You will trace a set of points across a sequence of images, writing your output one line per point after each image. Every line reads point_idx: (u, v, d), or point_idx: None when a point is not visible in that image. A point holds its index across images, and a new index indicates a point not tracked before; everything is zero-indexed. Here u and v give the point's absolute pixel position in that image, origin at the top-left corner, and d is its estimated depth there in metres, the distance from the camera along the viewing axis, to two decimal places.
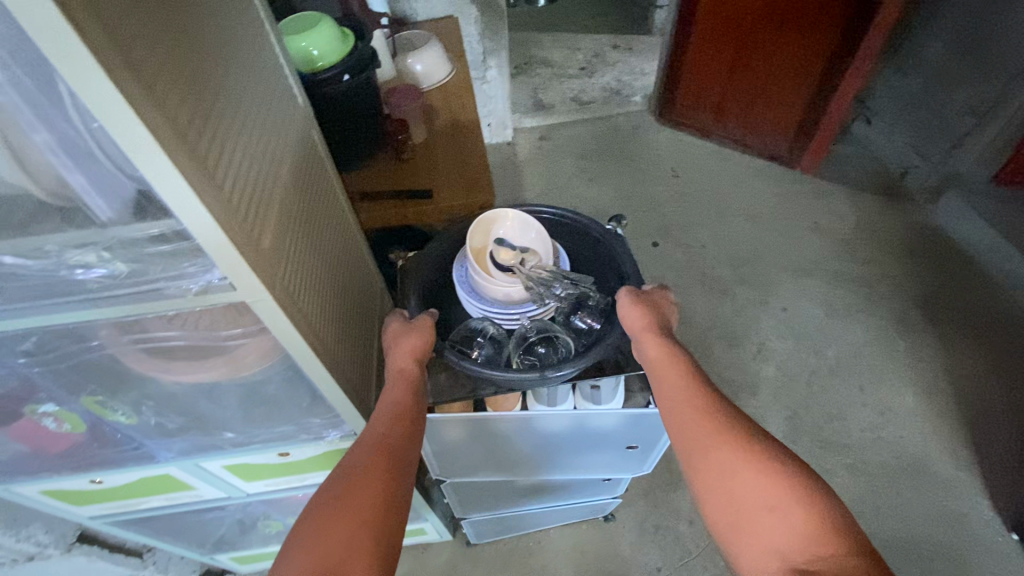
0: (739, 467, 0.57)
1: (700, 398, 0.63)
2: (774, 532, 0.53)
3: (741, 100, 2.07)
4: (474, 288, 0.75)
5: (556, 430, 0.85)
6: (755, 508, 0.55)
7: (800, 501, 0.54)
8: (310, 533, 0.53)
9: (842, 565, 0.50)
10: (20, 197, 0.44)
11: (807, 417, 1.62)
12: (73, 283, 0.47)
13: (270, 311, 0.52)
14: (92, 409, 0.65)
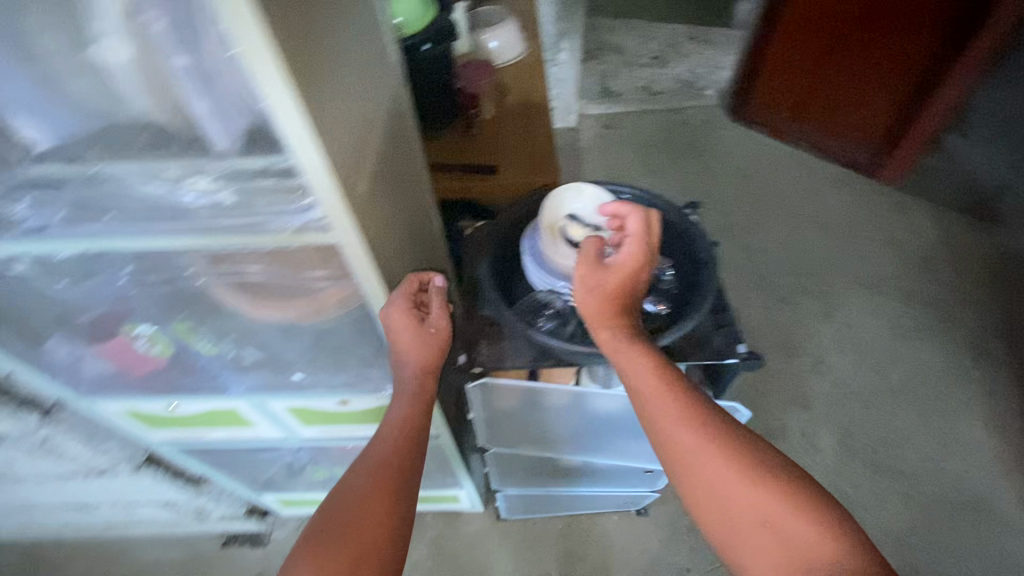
0: (732, 488, 0.58)
1: (681, 412, 0.62)
2: (771, 548, 0.56)
3: (822, 102, 1.97)
4: (543, 260, 0.75)
5: (609, 408, 0.84)
6: (752, 526, 0.57)
7: (783, 495, 0.57)
8: (327, 540, 0.61)
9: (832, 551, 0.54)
10: (147, 121, 0.46)
11: (862, 437, 1.54)
12: (188, 209, 0.50)
13: (359, 256, 0.54)
14: (181, 334, 0.70)
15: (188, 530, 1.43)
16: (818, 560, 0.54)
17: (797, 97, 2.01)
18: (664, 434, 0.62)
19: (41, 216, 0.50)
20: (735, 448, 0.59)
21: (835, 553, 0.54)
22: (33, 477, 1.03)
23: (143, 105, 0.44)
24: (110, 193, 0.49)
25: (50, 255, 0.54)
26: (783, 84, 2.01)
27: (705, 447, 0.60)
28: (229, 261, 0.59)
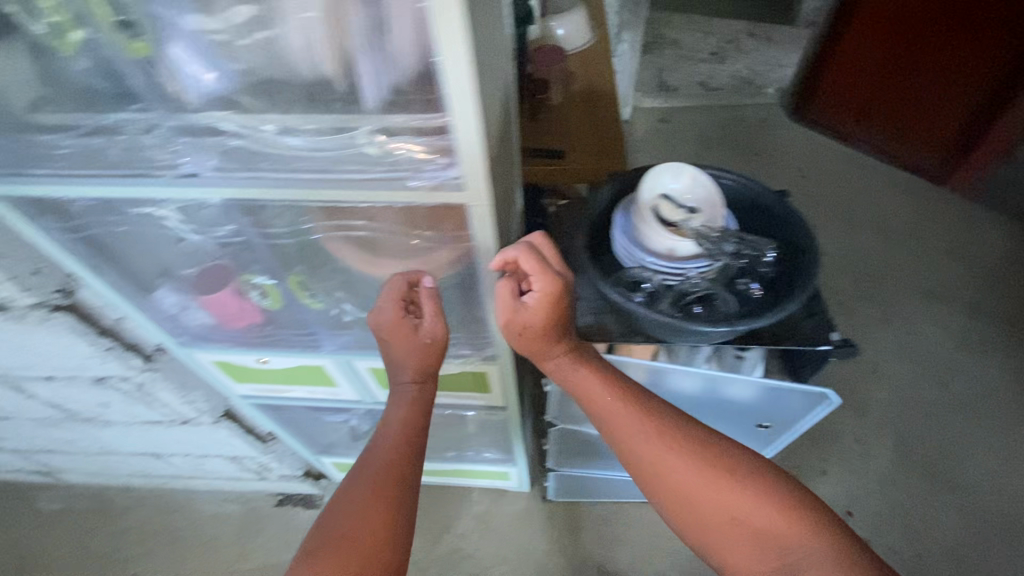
0: (699, 492, 0.66)
1: (641, 428, 0.69)
2: (739, 537, 0.65)
3: (890, 105, 1.90)
4: (637, 239, 0.74)
5: (688, 390, 0.84)
6: (720, 521, 0.65)
7: (737, 488, 0.65)
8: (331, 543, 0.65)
9: (780, 529, 0.63)
10: (307, 81, 0.49)
11: (920, 448, 1.50)
12: (332, 164, 0.52)
13: (482, 219, 0.55)
14: (292, 289, 0.76)
15: (247, 486, 1.50)
16: (781, 542, 0.63)
17: (863, 98, 1.95)
18: (629, 450, 0.70)
19: (197, 165, 0.53)
20: (695, 453, 0.67)
21: (795, 534, 0.63)
22: (122, 422, 1.09)
23: (307, 63, 0.46)
24: (266, 145, 0.52)
25: (197, 202, 0.58)
26: (850, 85, 1.95)
27: (668, 456, 0.68)
28: (356, 215, 0.62)
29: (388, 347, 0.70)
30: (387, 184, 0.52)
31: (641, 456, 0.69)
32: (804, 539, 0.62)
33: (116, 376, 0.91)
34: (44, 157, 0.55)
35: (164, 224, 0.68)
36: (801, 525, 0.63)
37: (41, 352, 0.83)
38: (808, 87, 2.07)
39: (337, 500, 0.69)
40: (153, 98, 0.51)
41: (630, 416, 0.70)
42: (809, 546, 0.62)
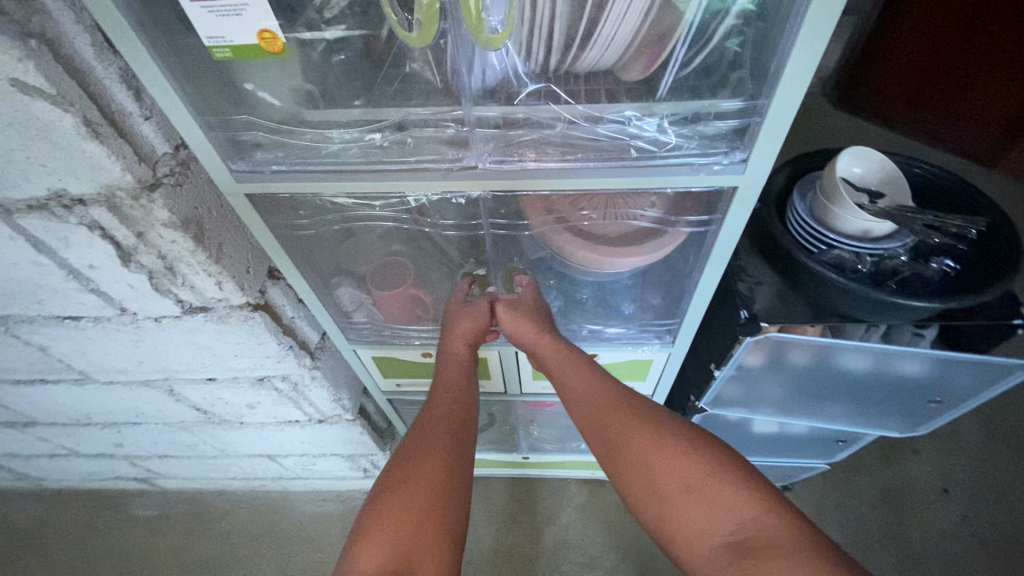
0: (658, 466, 0.61)
1: (606, 397, 0.69)
2: (698, 517, 0.58)
3: (944, 90, 1.62)
4: (828, 221, 0.74)
5: (856, 370, 0.83)
6: (679, 498, 0.60)
7: (695, 462, 0.61)
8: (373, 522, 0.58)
9: (734, 500, 0.58)
10: (601, 72, 0.52)
11: (1004, 423, 1.52)
12: (621, 151, 0.53)
13: (745, 202, 0.56)
14: (506, 282, 0.81)
15: (346, 485, 1.51)
16: (739, 518, 0.57)
17: (910, 87, 1.66)
18: (595, 422, 0.67)
19: (477, 158, 0.54)
20: (664, 423, 0.65)
21: (750, 507, 0.57)
22: (259, 421, 1.10)
23: (608, 58, 0.50)
24: (558, 132, 0.52)
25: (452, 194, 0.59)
26: (903, 73, 1.65)
27: (630, 423, 0.65)
28: (573, 214, 0.67)
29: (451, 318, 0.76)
30: (663, 172, 0.52)
31: (604, 428, 0.67)
32: (776, 521, 0.56)
33: (278, 376, 0.92)
34: (319, 152, 0.55)
35: (377, 219, 0.70)
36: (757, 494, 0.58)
37: (221, 353, 0.83)
38: (853, 69, 1.76)
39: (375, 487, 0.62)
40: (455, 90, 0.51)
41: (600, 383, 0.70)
42: (767, 516, 0.56)
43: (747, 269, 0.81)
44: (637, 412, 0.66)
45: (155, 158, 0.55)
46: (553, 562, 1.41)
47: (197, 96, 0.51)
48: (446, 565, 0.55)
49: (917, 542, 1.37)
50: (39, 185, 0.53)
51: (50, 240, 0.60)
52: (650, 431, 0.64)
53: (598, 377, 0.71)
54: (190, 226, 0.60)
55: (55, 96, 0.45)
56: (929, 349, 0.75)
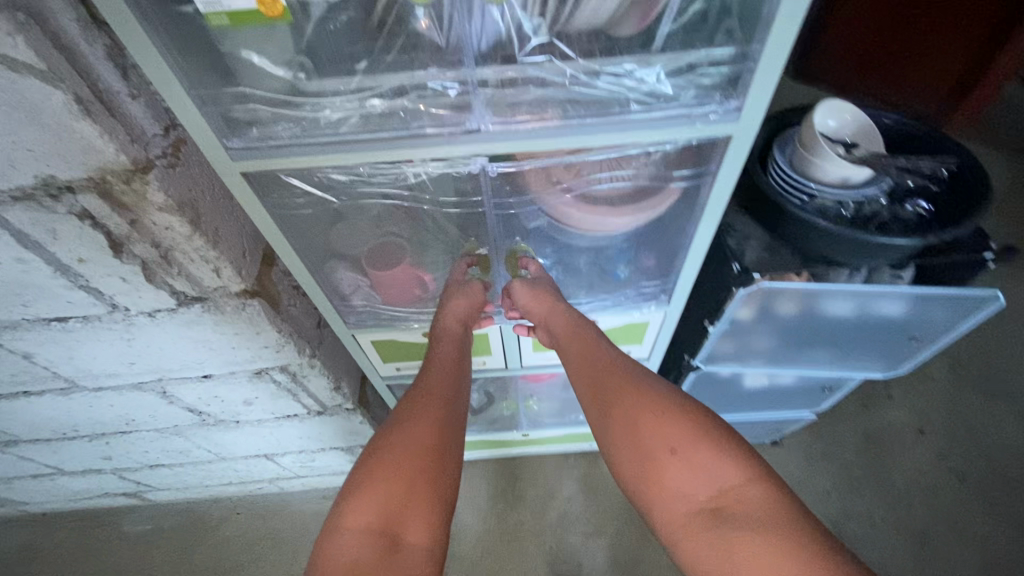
0: (647, 425, 0.63)
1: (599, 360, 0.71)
2: (682, 477, 0.59)
3: (894, 58, 1.67)
4: (809, 172, 0.77)
5: (838, 315, 0.87)
6: (662, 460, 0.60)
7: (684, 421, 0.62)
8: (352, 486, 0.60)
9: (719, 460, 0.58)
10: (596, 28, 0.52)
11: (969, 364, 1.61)
12: (620, 105, 0.54)
13: (738, 151, 0.59)
14: (511, 262, 0.83)
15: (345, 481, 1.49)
16: (722, 480, 0.57)
17: (863, 55, 1.72)
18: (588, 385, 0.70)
19: (489, 164, 0.60)
20: (653, 386, 0.66)
21: (732, 468, 0.58)
22: (256, 419, 1.08)
23: (603, 13, 0.50)
24: (558, 90, 0.53)
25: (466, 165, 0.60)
26: (858, 41, 1.71)
27: (620, 384, 0.67)
28: (563, 174, 0.68)
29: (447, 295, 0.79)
30: (661, 124, 0.53)
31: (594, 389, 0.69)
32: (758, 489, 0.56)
33: (276, 367, 0.90)
34: (316, 124, 0.54)
35: (387, 194, 0.71)
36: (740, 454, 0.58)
37: (218, 346, 0.81)
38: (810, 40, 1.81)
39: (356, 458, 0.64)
40: (457, 51, 0.51)
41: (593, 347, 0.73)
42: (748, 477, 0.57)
43: (734, 225, 0.84)
44: (630, 373, 0.69)
45: (146, 139, 0.53)
46: (559, 535, 1.44)
47: (188, 69, 0.49)
48: (429, 527, 0.57)
49: (899, 482, 1.45)
50: (26, 173, 0.51)
51: (37, 233, 0.57)
52: (641, 391, 0.66)
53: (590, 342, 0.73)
54: (186, 210, 0.58)
55: (46, 72, 0.43)
56: (907, 287, 0.78)
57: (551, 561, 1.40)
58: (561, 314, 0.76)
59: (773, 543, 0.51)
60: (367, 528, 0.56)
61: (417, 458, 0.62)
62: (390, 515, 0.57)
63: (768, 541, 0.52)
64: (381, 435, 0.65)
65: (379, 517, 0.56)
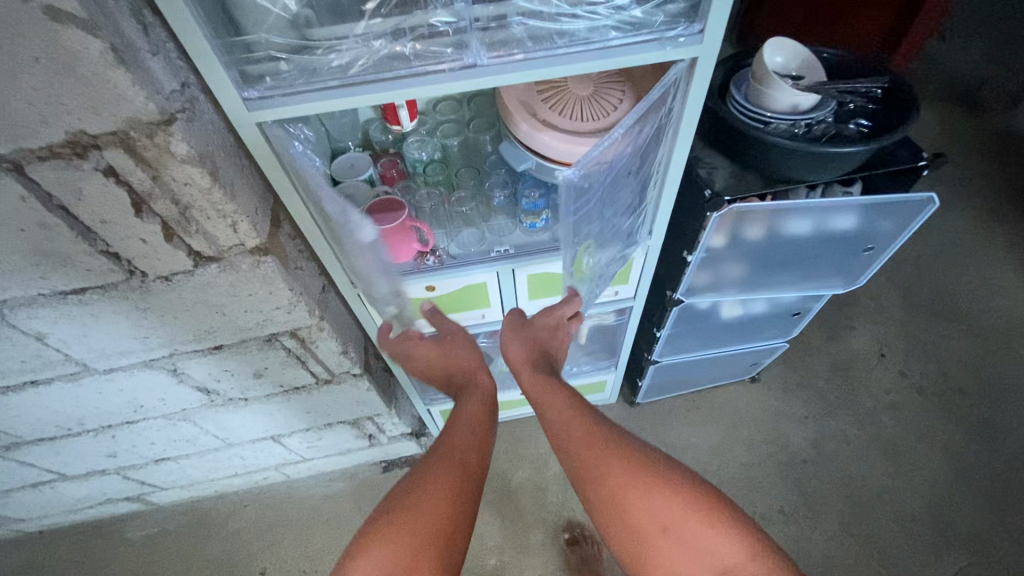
0: (638, 500, 0.69)
1: (589, 432, 0.79)
2: (673, 553, 0.66)
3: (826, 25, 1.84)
4: (763, 102, 0.86)
5: (799, 234, 0.98)
6: (653, 539, 0.67)
7: (672, 495, 0.69)
8: (365, 551, 0.67)
9: (706, 537, 0.65)
10: None
11: (919, 291, 1.76)
12: (600, 34, 0.60)
13: (703, 71, 0.66)
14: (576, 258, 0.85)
15: (351, 461, 1.52)
16: (713, 561, 0.64)
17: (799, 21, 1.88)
18: (581, 451, 0.77)
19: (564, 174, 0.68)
20: (643, 458, 0.73)
21: (721, 549, 0.64)
22: (265, 393, 1.10)
23: None
24: (544, 21, 0.60)
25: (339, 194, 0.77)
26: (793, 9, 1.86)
27: (612, 455, 0.74)
28: (544, 111, 0.79)
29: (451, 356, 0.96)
30: (636, 48, 0.60)
31: (583, 461, 0.76)
32: (744, 564, 0.63)
33: (287, 332, 0.94)
34: (325, 72, 0.59)
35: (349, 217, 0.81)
36: (725, 532, 0.65)
37: (231, 311, 0.84)
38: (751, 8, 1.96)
39: (370, 524, 0.71)
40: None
41: (580, 421, 0.80)
42: (737, 557, 0.63)
43: (702, 158, 0.93)
44: (620, 442, 0.76)
45: (167, 93, 0.57)
46: (564, 488, 1.51)
47: (206, 21, 0.54)
48: None
49: (868, 402, 1.58)
50: (58, 128, 0.55)
51: (62, 194, 0.60)
52: (629, 462, 0.73)
53: (582, 411, 0.82)
54: (207, 162, 0.62)
55: (86, 21, 0.48)
56: (857, 197, 0.89)
57: (560, 511, 1.47)
58: (551, 382, 0.86)
59: None
60: None
61: (426, 524, 0.69)
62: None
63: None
64: (395, 502, 0.72)
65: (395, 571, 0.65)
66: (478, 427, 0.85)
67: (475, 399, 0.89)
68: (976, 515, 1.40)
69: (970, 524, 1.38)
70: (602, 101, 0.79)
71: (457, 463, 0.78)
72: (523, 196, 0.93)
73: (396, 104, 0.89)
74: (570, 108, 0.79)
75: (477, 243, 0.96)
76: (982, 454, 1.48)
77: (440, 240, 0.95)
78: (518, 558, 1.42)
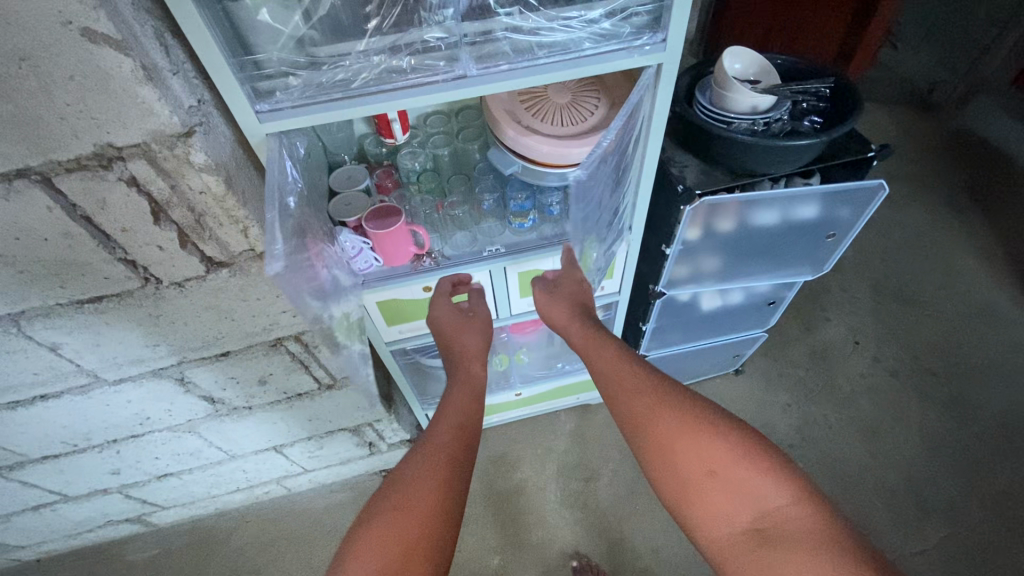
0: (684, 446, 0.76)
1: (635, 386, 0.85)
2: (717, 493, 0.73)
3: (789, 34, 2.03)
4: (725, 105, 0.95)
5: (766, 224, 1.06)
6: (701, 483, 0.74)
7: (717, 439, 0.75)
8: (387, 515, 0.73)
9: (750, 479, 0.72)
10: None
11: (887, 281, 1.86)
12: (576, 45, 0.67)
13: (669, 76, 0.74)
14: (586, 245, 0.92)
15: (351, 471, 1.54)
16: (756, 500, 0.71)
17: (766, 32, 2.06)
18: (625, 401, 0.84)
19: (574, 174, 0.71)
20: (685, 408, 0.80)
21: (766, 490, 0.71)
22: (269, 401, 1.14)
23: None
24: (526, 35, 0.67)
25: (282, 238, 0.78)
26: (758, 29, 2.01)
27: (658, 406, 0.81)
28: (528, 118, 0.86)
29: (458, 335, 0.99)
30: (608, 57, 0.67)
31: (634, 411, 0.83)
32: (786, 506, 0.69)
33: (291, 336, 0.98)
34: (330, 84, 0.66)
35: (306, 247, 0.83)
36: (767, 473, 0.72)
37: (239, 316, 0.89)
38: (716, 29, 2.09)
39: (397, 488, 0.77)
40: (444, 8, 0.64)
41: (631, 375, 0.87)
42: (781, 497, 0.70)
43: (674, 159, 1.01)
44: (664, 394, 0.83)
45: (187, 108, 0.63)
46: (562, 485, 1.55)
47: (224, 42, 0.60)
48: (439, 550, 0.71)
49: (846, 387, 1.66)
50: (87, 142, 0.60)
51: (87, 204, 0.65)
52: (674, 412, 0.80)
53: (628, 363, 0.90)
54: (222, 171, 0.68)
55: (120, 42, 0.53)
56: (817, 186, 0.98)
57: (559, 509, 1.51)
58: (597, 335, 0.94)
59: (812, 561, 0.64)
60: (400, 546, 0.70)
61: (436, 492, 0.76)
62: (412, 539, 0.71)
63: (797, 554, 0.65)
64: (418, 470, 0.79)
65: (391, 561, 0.68)
66: (477, 402, 0.92)
67: (466, 389, 0.93)
68: (952, 488, 1.47)
69: (948, 496, 1.46)
70: (579, 107, 0.87)
71: (465, 438, 0.85)
72: (511, 199, 1.00)
73: (389, 118, 0.95)
74: (551, 115, 0.86)
75: (470, 244, 1.02)
76: (955, 431, 1.56)
77: (435, 244, 1.02)
78: (520, 556, 1.45)
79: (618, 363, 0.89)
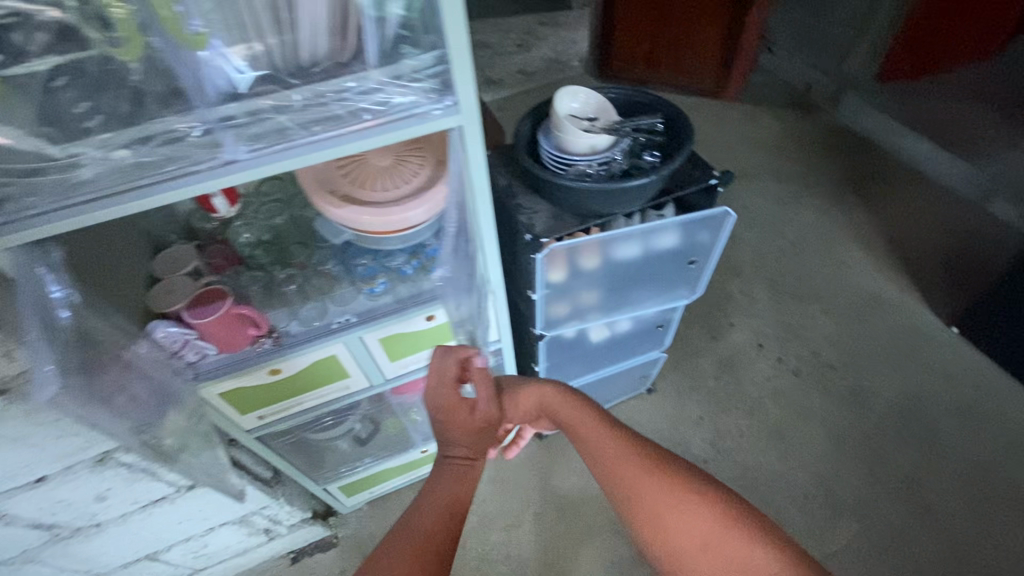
0: (674, 515, 0.73)
1: (627, 459, 0.79)
2: (709, 565, 0.71)
3: (669, 50, 2.27)
4: (563, 148, 0.93)
5: (630, 257, 1.05)
6: (695, 556, 0.72)
7: (704, 507, 0.73)
8: None
9: (742, 549, 0.69)
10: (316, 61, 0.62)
11: (784, 280, 1.92)
12: (355, 117, 0.62)
13: (474, 136, 0.68)
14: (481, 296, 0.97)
15: (251, 561, 1.40)
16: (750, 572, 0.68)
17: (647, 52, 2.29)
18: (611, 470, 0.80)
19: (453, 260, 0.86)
20: (675, 474, 0.76)
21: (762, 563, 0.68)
22: (120, 514, 1.01)
23: (314, 45, 0.60)
24: (296, 112, 0.61)
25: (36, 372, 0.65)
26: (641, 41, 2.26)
27: (648, 473, 0.77)
28: (346, 186, 0.81)
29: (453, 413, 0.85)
30: (393, 128, 0.63)
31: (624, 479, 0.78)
32: None
33: (120, 449, 0.87)
34: (72, 187, 0.57)
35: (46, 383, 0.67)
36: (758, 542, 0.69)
37: (40, 440, 0.77)
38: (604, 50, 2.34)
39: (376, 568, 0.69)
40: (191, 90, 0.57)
41: (619, 450, 0.80)
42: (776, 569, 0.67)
43: (526, 204, 1.00)
44: (653, 460, 0.78)
45: None
46: (481, 540, 1.47)
47: None
48: None
49: (754, 392, 1.68)
50: None
51: None
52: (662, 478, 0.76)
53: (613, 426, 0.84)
54: None
55: None
56: (670, 218, 0.98)
57: (480, 566, 1.44)
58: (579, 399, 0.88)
59: None
60: None
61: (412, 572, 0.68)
62: None
63: None
64: (400, 547, 0.70)
65: None
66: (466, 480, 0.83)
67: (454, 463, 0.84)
68: (858, 486, 1.50)
69: (858, 492, 1.49)
70: (403, 169, 0.82)
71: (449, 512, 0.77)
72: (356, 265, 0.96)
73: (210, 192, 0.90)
74: (371, 180, 0.81)
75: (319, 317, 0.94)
76: (856, 421, 1.61)
77: (280, 321, 0.92)
78: None
79: (602, 434, 0.83)
